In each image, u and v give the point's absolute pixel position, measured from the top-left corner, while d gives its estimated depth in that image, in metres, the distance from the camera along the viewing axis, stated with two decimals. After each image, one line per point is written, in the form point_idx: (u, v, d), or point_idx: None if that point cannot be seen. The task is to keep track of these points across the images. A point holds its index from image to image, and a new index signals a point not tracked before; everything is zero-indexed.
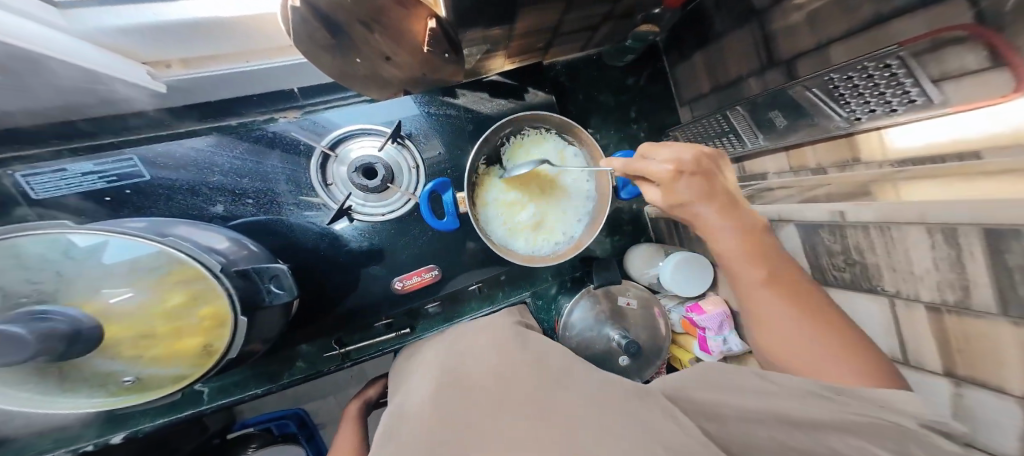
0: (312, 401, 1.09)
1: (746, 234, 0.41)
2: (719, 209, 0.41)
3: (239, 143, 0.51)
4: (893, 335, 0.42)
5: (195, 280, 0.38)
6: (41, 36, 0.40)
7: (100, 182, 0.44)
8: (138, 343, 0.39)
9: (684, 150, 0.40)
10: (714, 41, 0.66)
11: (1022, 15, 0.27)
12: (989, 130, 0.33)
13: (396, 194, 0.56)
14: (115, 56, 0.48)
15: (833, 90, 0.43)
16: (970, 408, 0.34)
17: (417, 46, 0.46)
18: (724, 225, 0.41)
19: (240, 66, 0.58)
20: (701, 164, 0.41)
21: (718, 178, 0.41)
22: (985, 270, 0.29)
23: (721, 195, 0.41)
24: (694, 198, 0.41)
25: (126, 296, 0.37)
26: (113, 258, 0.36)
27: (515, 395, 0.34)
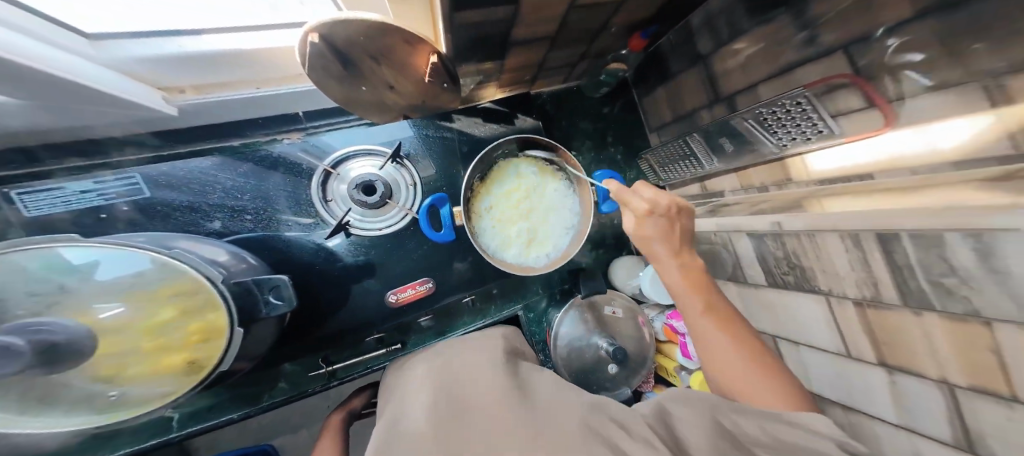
0: (280, 435, 1.02)
1: (689, 273, 0.48)
2: (670, 247, 0.49)
3: (243, 163, 0.53)
4: (833, 330, 0.48)
5: (190, 293, 0.37)
6: (76, 66, 0.41)
7: (99, 199, 0.45)
8: (124, 361, 0.37)
9: (662, 196, 0.49)
10: (671, 79, 0.77)
11: (892, 71, 0.38)
12: (873, 158, 0.43)
13: (394, 209, 0.60)
14: (136, 83, 0.50)
15: (763, 121, 0.53)
16: (903, 392, 0.41)
17: (419, 79, 0.50)
18: (672, 259, 0.49)
19: (249, 92, 0.58)
20: (670, 211, 0.49)
21: (679, 224, 0.50)
22: (884, 266, 0.37)
23: (677, 237, 0.49)
24: (655, 234, 0.49)
25: (117, 311, 0.36)
26: (106, 274, 0.35)
27: (512, 418, 0.36)
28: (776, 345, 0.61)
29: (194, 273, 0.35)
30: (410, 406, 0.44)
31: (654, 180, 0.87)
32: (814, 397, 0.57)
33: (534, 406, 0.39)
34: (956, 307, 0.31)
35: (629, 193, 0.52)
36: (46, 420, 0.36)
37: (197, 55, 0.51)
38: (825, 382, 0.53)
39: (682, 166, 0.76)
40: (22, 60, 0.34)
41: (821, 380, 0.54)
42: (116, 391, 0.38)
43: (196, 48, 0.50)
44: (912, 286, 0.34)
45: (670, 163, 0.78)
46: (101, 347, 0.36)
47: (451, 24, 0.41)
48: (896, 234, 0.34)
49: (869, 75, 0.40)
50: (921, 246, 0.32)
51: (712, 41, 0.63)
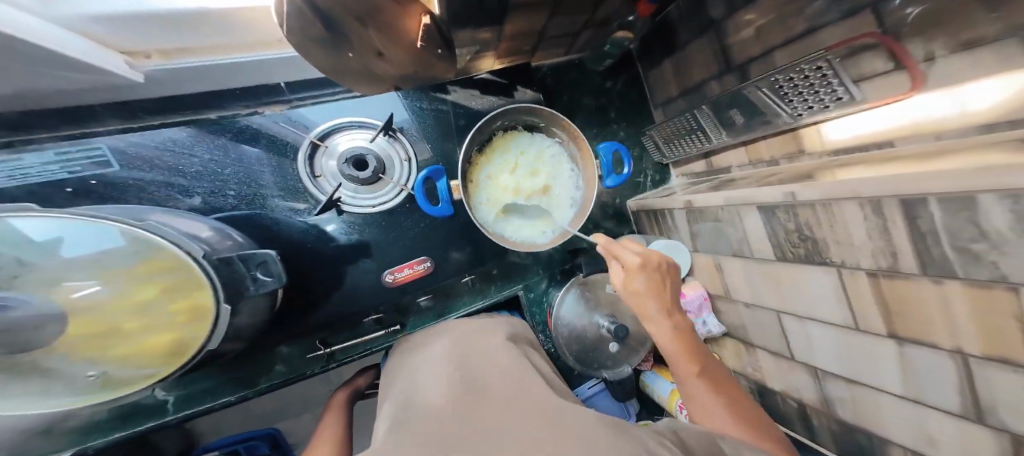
0: (284, 420, 1.02)
1: (679, 334, 0.46)
2: (663, 306, 0.47)
3: (219, 136, 0.50)
4: (843, 303, 0.47)
5: (172, 271, 0.35)
6: (27, 21, 0.36)
7: (61, 172, 0.42)
8: (102, 341, 0.35)
9: (652, 252, 0.49)
10: (679, 50, 0.73)
11: (921, 27, 0.35)
12: (895, 124, 0.41)
13: (388, 185, 0.57)
14: (93, 45, 0.44)
15: (778, 90, 0.50)
16: (914, 363, 0.40)
17: (409, 44, 0.46)
18: (664, 317, 0.46)
19: (220, 59, 0.55)
20: (659, 268, 0.49)
21: (668, 284, 0.49)
22: (905, 234, 0.35)
23: (667, 294, 0.48)
24: (648, 289, 0.47)
25: (92, 290, 0.34)
26: (76, 250, 0.33)
27: (527, 405, 0.36)
28: (779, 322, 0.60)
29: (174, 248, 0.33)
30: (417, 384, 0.44)
31: (657, 158, 0.86)
32: (815, 369, 0.56)
33: (526, 396, 0.38)
34: (981, 273, 0.29)
35: (620, 247, 0.51)
36: (22, 400, 0.35)
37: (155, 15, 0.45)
38: (830, 357, 0.52)
39: (688, 140, 0.74)
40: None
41: (826, 355, 0.53)
42: (94, 371, 0.37)
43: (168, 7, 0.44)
44: (935, 254, 0.32)
45: (677, 137, 0.76)
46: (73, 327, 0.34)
47: None
48: (924, 199, 0.31)
49: (897, 34, 0.37)
50: (951, 210, 0.29)
51: (724, 5, 0.59)
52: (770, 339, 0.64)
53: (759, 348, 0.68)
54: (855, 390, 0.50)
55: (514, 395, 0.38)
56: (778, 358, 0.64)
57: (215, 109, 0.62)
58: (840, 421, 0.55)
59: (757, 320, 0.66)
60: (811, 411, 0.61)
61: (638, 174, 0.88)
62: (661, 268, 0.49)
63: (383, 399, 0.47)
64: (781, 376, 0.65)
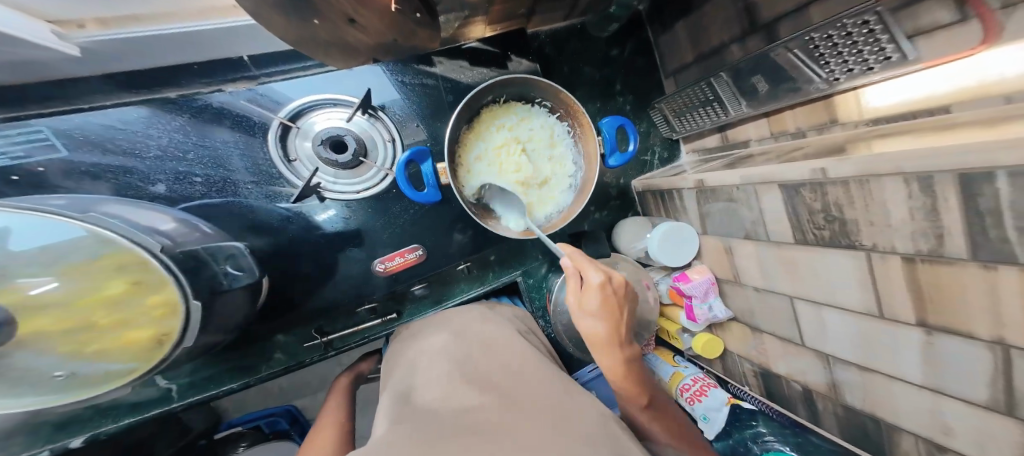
0: (298, 399, 1.06)
1: (629, 363, 0.44)
2: (614, 334, 0.43)
3: (178, 116, 0.47)
4: (867, 291, 0.42)
5: (137, 267, 0.33)
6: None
7: (2, 158, 0.39)
8: (72, 337, 0.34)
9: (616, 274, 0.43)
10: (696, 9, 0.64)
11: None
12: (957, 84, 0.35)
13: (371, 169, 0.54)
14: (13, 12, 0.42)
15: (813, 50, 0.43)
16: (944, 355, 0.36)
17: (384, 8, 0.40)
18: (614, 347, 0.43)
19: (169, 28, 0.53)
20: (621, 292, 0.43)
21: (624, 310, 0.43)
22: (956, 214, 0.29)
23: (622, 322, 0.43)
24: (601, 313, 0.42)
25: (49, 286, 0.32)
26: (21, 243, 0.30)
27: (525, 400, 0.33)
28: (792, 307, 0.56)
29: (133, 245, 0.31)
30: (413, 375, 0.43)
31: (666, 133, 0.80)
32: (826, 355, 0.52)
33: (521, 385, 0.36)
34: None
35: (581, 265, 0.44)
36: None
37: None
38: (845, 344, 0.49)
39: (702, 113, 0.67)
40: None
41: (841, 342, 0.49)
42: (62, 371, 0.36)
43: None
44: (991, 237, 0.27)
45: (688, 110, 0.69)
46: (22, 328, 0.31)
47: None
48: (988, 173, 0.25)
49: None
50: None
51: None
52: (779, 324, 0.60)
53: (766, 334, 0.64)
54: (870, 379, 0.47)
55: (505, 389, 0.36)
56: (786, 345, 0.60)
57: (174, 86, 0.60)
58: (849, 406, 0.52)
59: (767, 305, 0.61)
60: (816, 396, 0.58)
61: (645, 151, 0.82)
62: (621, 292, 0.43)
63: (385, 385, 0.47)
64: (788, 361, 0.61)
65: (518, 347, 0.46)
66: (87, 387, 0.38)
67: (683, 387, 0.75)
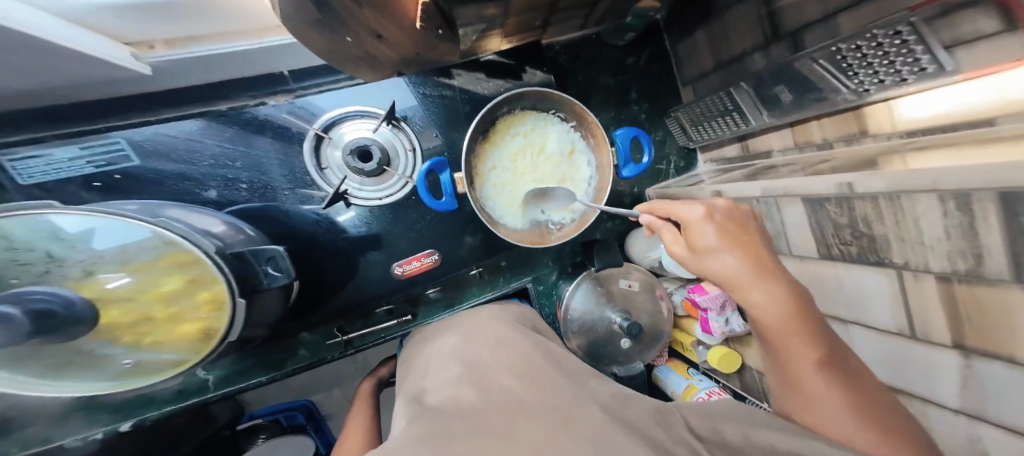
0: (316, 394, 1.10)
1: (787, 304, 0.32)
2: (754, 265, 0.34)
3: (228, 128, 0.51)
4: (901, 311, 0.41)
5: (190, 264, 0.36)
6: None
7: (89, 166, 0.45)
8: (136, 328, 0.38)
9: (721, 203, 0.40)
10: (717, 17, 0.63)
11: None
12: (991, 100, 0.33)
13: (393, 177, 0.56)
14: (89, 34, 0.44)
15: (840, 61, 0.41)
16: (980, 379, 0.33)
17: (407, 24, 0.42)
18: (761, 279, 0.33)
19: (225, 46, 0.55)
20: (734, 217, 0.39)
21: (756, 238, 0.37)
22: (995, 235, 0.28)
23: (761, 252, 0.35)
24: (727, 241, 0.36)
25: (122, 281, 0.36)
26: (103, 243, 0.34)
27: (537, 399, 0.34)
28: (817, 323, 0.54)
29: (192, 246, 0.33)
30: (427, 377, 0.44)
31: (682, 142, 0.79)
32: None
33: (533, 384, 0.37)
34: None
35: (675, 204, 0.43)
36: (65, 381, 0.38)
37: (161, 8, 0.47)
38: (876, 361, 0.47)
39: (721, 123, 0.66)
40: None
41: (874, 360, 0.48)
42: (129, 359, 0.40)
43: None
44: None
45: (707, 119, 0.68)
46: (103, 318, 0.36)
47: None
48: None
49: None
50: None
51: None
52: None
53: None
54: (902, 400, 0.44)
55: (523, 386, 0.37)
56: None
57: (223, 100, 0.63)
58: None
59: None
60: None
61: (660, 159, 0.81)
62: (736, 218, 0.39)
63: (401, 387, 0.48)
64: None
65: (534, 347, 0.46)
66: (141, 377, 0.41)
67: (697, 401, 0.71)
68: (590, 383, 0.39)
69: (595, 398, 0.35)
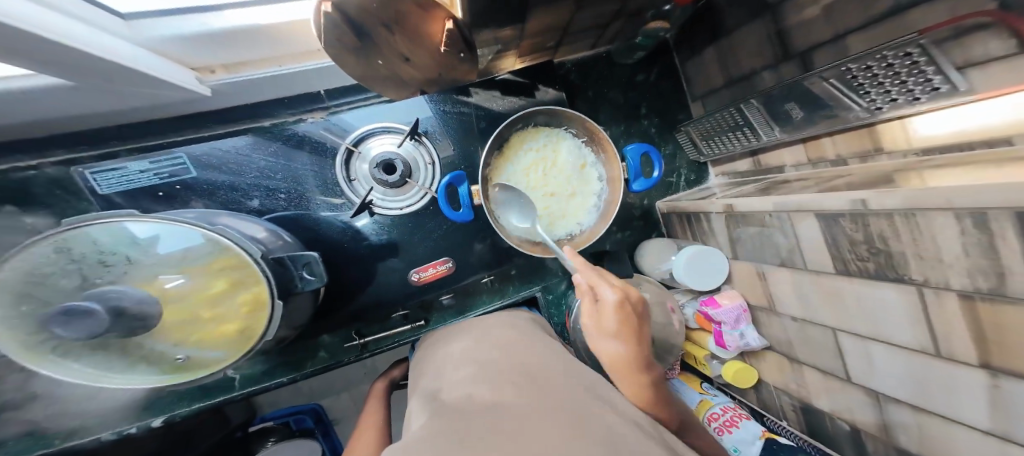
0: (327, 397, 1.12)
1: (651, 389, 0.41)
2: (637, 359, 0.41)
3: (272, 143, 0.55)
4: (923, 330, 0.39)
5: (236, 266, 0.40)
6: (66, 26, 0.34)
7: (154, 178, 0.50)
8: (187, 326, 0.42)
9: (625, 291, 0.43)
10: (726, 35, 0.64)
11: None
12: (1009, 119, 0.33)
13: (414, 188, 0.59)
14: (165, 61, 0.48)
15: (851, 81, 0.42)
16: (1008, 399, 0.32)
17: (434, 48, 0.46)
18: (637, 372, 0.41)
19: (272, 70, 0.57)
20: (636, 308, 0.43)
21: (642, 327, 0.43)
22: (1014, 254, 0.28)
23: (643, 343, 0.42)
24: (621, 332, 0.41)
25: (178, 281, 0.40)
26: (167, 247, 0.38)
27: (551, 396, 0.34)
28: (835, 341, 0.52)
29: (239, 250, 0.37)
30: (440, 378, 0.45)
31: (693, 155, 0.80)
32: (875, 392, 0.49)
33: (546, 382, 0.38)
34: None
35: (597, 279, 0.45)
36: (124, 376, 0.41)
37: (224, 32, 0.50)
38: (897, 380, 0.45)
39: (732, 137, 0.67)
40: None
41: (889, 377, 0.46)
42: (183, 354, 0.43)
43: (218, 27, 0.49)
44: None
45: (718, 134, 0.69)
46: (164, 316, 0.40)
47: None
48: None
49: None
50: None
51: None
52: (820, 356, 0.56)
53: (806, 365, 0.60)
54: (926, 421, 0.43)
55: (537, 386, 0.37)
56: (830, 380, 0.56)
57: (267, 116, 0.66)
58: (904, 449, 0.47)
59: (806, 336, 0.58)
60: (866, 437, 0.53)
61: (670, 172, 0.82)
62: (638, 307, 0.43)
63: (414, 387, 0.49)
64: (832, 395, 0.57)
65: (546, 351, 0.47)
66: (187, 374, 0.44)
67: (711, 416, 0.70)
68: (599, 385, 0.40)
69: (607, 400, 0.36)
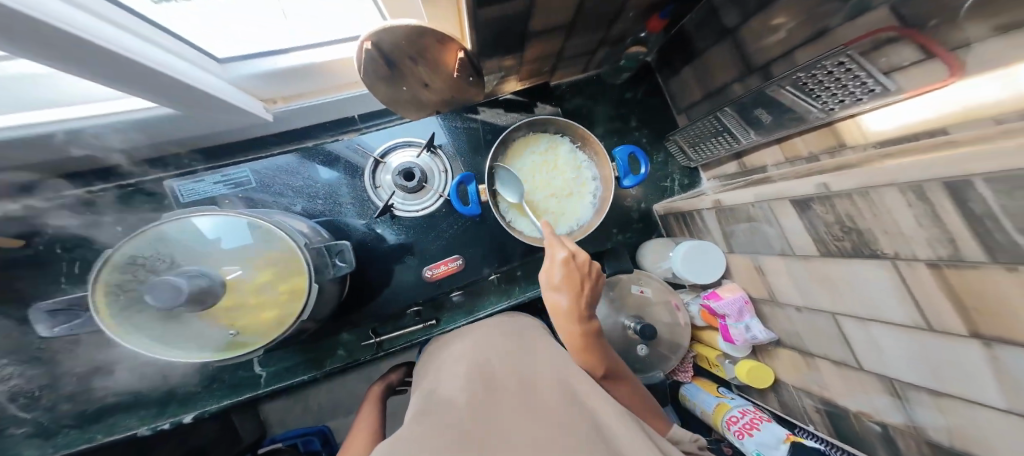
0: (333, 419, 1.13)
1: (586, 337, 0.51)
2: (575, 308, 0.52)
3: (313, 160, 0.64)
4: (909, 302, 0.38)
5: (284, 258, 0.47)
6: (156, 56, 0.44)
7: (222, 188, 0.60)
8: (236, 312, 0.47)
9: (577, 253, 0.54)
10: (698, 56, 0.74)
11: (975, 19, 0.32)
12: (940, 111, 0.38)
13: (429, 193, 0.67)
14: (242, 94, 0.60)
15: (803, 86, 0.50)
16: (1013, 372, 0.30)
17: (448, 74, 0.55)
18: (575, 320, 0.52)
19: (319, 99, 0.70)
20: (583, 268, 0.54)
21: (586, 284, 0.54)
22: (956, 218, 0.31)
23: (584, 299, 0.53)
24: (565, 286, 0.53)
25: (236, 272, 0.46)
26: (231, 243, 0.47)
27: (531, 409, 0.40)
28: (840, 328, 0.50)
29: (288, 238, 0.46)
30: (436, 380, 0.49)
31: (684, 162, 0.87)
32: (890, 380, 0.44)
33: (531, 392, 0.43)
34: None
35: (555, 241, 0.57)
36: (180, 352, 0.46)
37: (287, 70, 0.61)
38: (905, 364, 0.41)
39: (715, 142, 0.73)
40: (50, 20, 0.30)
41: (900, 361, 0.42)
42: (233, 332, 0.47)
43: (284, 65, 0.60)
44: (998, 239, 0.28)
45: (703, 140, 0.76)
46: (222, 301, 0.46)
47: (475, 22, 0.44)
48: (969, 181, 0.30)
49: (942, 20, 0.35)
50: (1004, 190, 0.27)
51: (737, 13, 0.60)
52: (829, 345, 0.52)
53: (819, 357, 0.55)
54: (948, 406, 0.38)
55: (523, 394, 0.43)
56: (844, 370, 0.51)
57: (312, 138, 0.79)
58: (938, 445, 0.41)
59: (814, 328, 0.54)
60: (896, 433, 0.46)
61: (664, 178, 0.88)
62: (585, 269, 0.54)
63: (417, 387, 0.53)
64: (856, 395, 0.50)
65: (532, 354, 0.51)
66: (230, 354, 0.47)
67: (730, 420, 0.65)
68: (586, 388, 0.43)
69: (588, 409, 0.40)
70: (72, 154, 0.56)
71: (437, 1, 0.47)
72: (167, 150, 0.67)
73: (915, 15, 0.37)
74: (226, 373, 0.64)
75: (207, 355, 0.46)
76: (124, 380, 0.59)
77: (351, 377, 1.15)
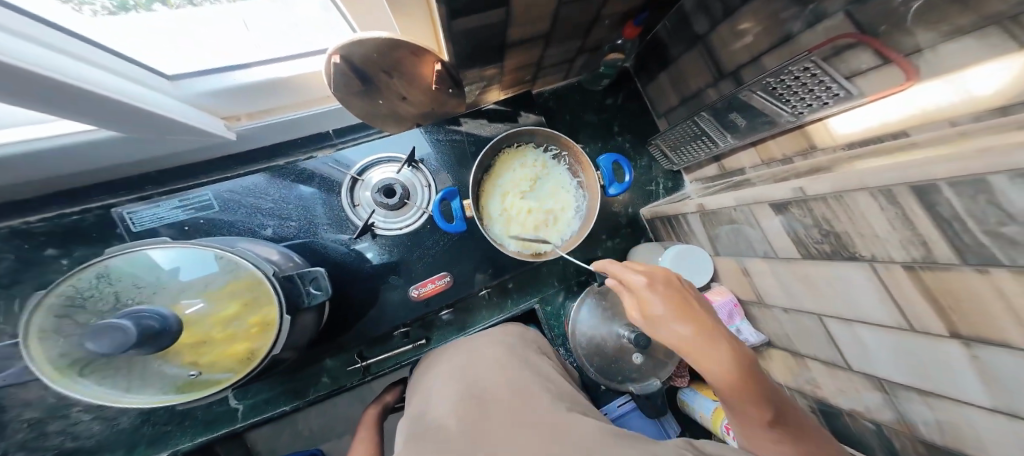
0: (326, 442, 1.08)
1: (738, 370, 0.38)
2: (700, 331, 0.41)
3: (285, 178, 0.61)
4: (889, 302, 0.39)
5: (250, 287, 0.44)
6: (100, 79, 0.41)
7: (182, 214, 0.56)
8: (198, 350, 0.43)
9: (656, 267, 0.48)
10: (672, 63, 0.75)
11: (924, 28, 0.34)
12: (904, 114, 0.39)
13: (412, 209, 0.65)
14: (199, 111, 0.57)
15: (773, 91, 0.51)
16: (990, 371, 0.31)
17: (426, 86, 0.53)
18: (713, 349, 0.40)
19: (291, 115, 0.67)
20: (670, 282, 0.46)
21: (694, 304, 0.44)
22: (926, 220, 0.32)
23: (702, 316, 0.42)
24: (673, 310, 0.43)
25: (198, 306, 0.43)
26: (188, 275, 0.43)
27: (527, 422, 0.39)
28: (824, 327, 0.50)
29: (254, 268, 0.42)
30: (426, 399, 0.48)
31: (667, 165, 0.88)
32: (879, 380, 0.44)
33: (525, 405, 0.42)
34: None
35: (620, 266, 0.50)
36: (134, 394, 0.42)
37: (248, 85, 0.57)
38: (890, 361, 0.42)
39: (696, 145, 0.74)
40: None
41: (886, 359, 0.42)
42: (195, 371, 0.44)
43: (245, 80, 0.57)
44: (967, 240, 0.29)
45: (684, 143, 0.77)
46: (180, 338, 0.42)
47: (450, 33, 0.42)
48: (934, 184, 0.31)
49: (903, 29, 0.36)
50: (967, 194, 0.28)
51: (707, 20, 0.61)
52: (818, 345, 0.53)
53: (809, 358, 0.56)
54: (937, 406, 0.38)
55: (519, 410, 0.42)
56: (833, 370, 0.52)
57: (286, 154, 0.75)
58: (931, 444, 0.40)
59: (801, 327, 0.55)
60: (891, 433, 0.45)
61: (649, 182, 0.89)
62: (671, 282, 0.46)
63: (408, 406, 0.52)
64: (847, 394, 0.51)
65: (524, 367, 0.50)
66: (194, 392, 0.44)
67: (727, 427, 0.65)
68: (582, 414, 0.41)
69: (589, 419, 0.40)
70: (10, 181, 0.50)
71: (413, 14, 0.46)
72: (121, 171, 0.62)
73: (869, 22, 0.39)
74: (198, 409, 0.59)
75: (169, 398, 0.43)
76: (82, 423, 0.54)
77: (342, 397, 1.10)
